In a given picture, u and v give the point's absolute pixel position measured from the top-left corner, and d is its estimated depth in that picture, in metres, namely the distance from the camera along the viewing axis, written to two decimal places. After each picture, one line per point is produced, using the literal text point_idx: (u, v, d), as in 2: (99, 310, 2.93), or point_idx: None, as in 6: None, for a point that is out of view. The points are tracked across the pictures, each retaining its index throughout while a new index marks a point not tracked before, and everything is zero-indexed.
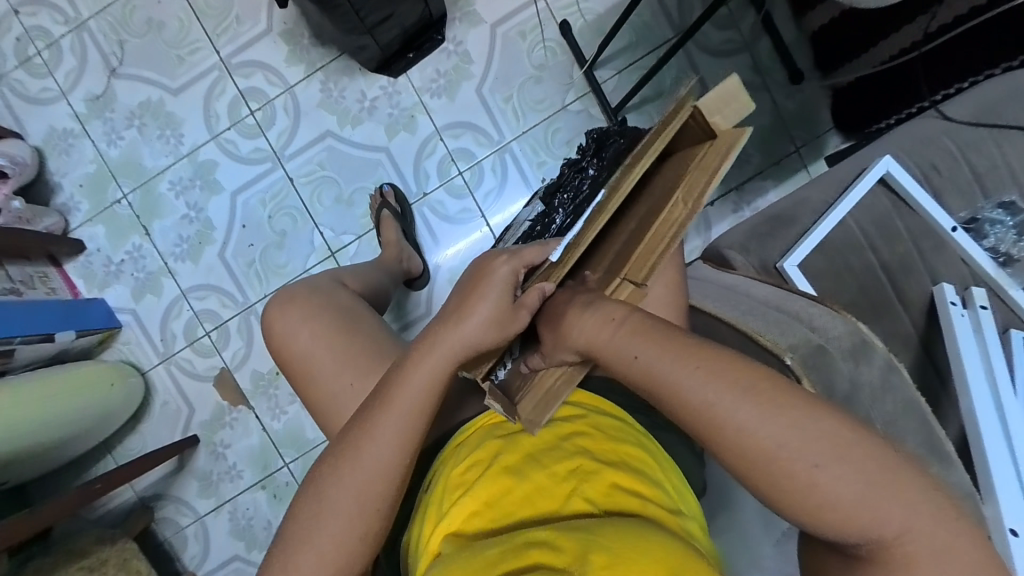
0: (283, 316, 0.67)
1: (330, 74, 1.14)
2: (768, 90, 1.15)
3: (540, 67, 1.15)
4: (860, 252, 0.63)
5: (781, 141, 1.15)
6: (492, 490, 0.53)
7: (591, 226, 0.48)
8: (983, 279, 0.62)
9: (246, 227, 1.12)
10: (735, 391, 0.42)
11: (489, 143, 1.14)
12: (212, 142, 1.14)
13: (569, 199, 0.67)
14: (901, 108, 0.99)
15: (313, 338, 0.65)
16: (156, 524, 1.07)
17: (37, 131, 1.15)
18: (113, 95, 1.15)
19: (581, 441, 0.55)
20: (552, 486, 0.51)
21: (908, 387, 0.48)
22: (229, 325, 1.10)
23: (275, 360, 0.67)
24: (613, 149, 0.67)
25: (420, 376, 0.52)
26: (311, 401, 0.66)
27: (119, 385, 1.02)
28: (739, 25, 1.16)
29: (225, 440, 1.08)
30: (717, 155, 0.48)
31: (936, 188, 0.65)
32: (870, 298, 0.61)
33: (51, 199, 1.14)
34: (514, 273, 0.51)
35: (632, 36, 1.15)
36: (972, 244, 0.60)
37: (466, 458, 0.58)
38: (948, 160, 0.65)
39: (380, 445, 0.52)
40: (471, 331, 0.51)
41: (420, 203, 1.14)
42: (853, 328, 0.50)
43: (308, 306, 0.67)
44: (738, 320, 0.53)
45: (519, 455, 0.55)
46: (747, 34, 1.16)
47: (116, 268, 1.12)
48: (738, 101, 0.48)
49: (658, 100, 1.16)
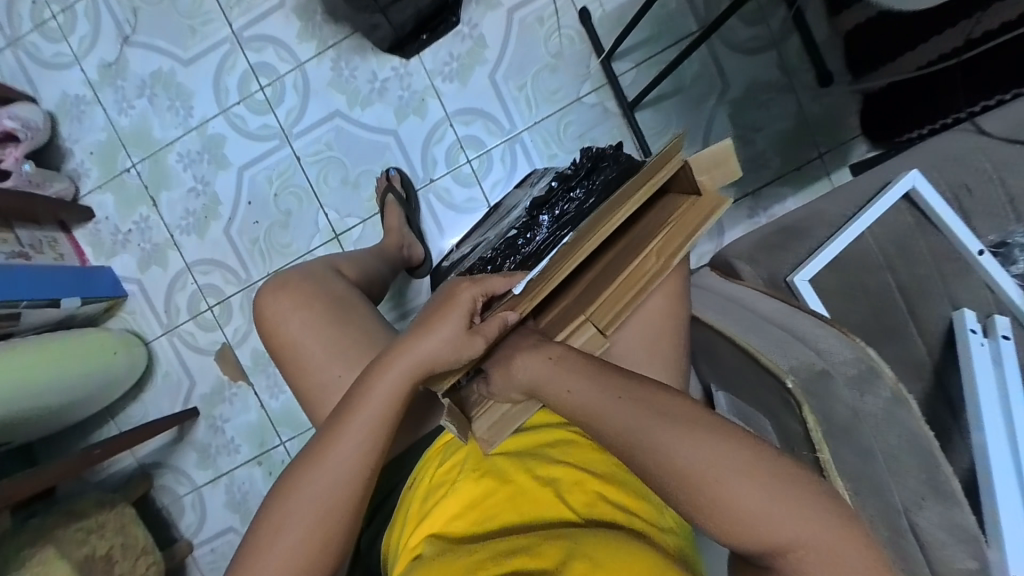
0: (278, 301, 0.66)
1: (342, 53, 1.12)
2: (794, 92, 1.10)
3: (556, 56, 1.11)
4: (877, 272, 0.60)
5: (804, 147, 1.10)
6: (474, 492, 0.52)
7: (563, 265, 0.50)
8: (1008, 308, 0.59)
9: (252, 204, 1.12)
10: (658, 421, 0.44)
11: (499, 133, 1.12)
12: (221, 116, 1.13)
13: (554, 216, 0.68)
14: (935, 118, 0.92)
15: (305, 327, 0.65)
16: (155, 490, 1.10)
17: (50, 96, 1.15)
18: (125, 64, 1.14)
19: (569, 449, 0.55)
20: (535, 491, 0.51)
21: (916, 419, 0.46)
22: (231, 301, 1.11)
23: (267, 344, 0.67)
24: (603, 177, 0.67)
25: (381, 388, 0.53)
26: (300, 387, 0.65)
27: (122, 354, 1.03)
28: (769, 21, 1.11)
29: (223, 414, 1.09)
30: (691, 210, 0.54)
31: (965, 209, 0.61)
32: (883, 320, 0.59)
33: (62, 164, 1.15)
34: (473, 300, 0.54)
35: (654, 27, 1.11)
36: (999, 270, 0.56)
37: (450, 456, 0.57)
38: (980, 178, 0.61)
39: (340, 459, 0.52)
40: (430, 351, 0.53)
41: (426, 189, 1.13)
42: (861, 353, 0.48)
43: (304, 292, 0.67)
44: (740, 336, 0.51)
45: (505, 458, 0.55)
46: (776, 31, 1.11)
47: (123, 237, 1.13)
48: (727, 167, 0.53)
49: (677, 96, 1.12)
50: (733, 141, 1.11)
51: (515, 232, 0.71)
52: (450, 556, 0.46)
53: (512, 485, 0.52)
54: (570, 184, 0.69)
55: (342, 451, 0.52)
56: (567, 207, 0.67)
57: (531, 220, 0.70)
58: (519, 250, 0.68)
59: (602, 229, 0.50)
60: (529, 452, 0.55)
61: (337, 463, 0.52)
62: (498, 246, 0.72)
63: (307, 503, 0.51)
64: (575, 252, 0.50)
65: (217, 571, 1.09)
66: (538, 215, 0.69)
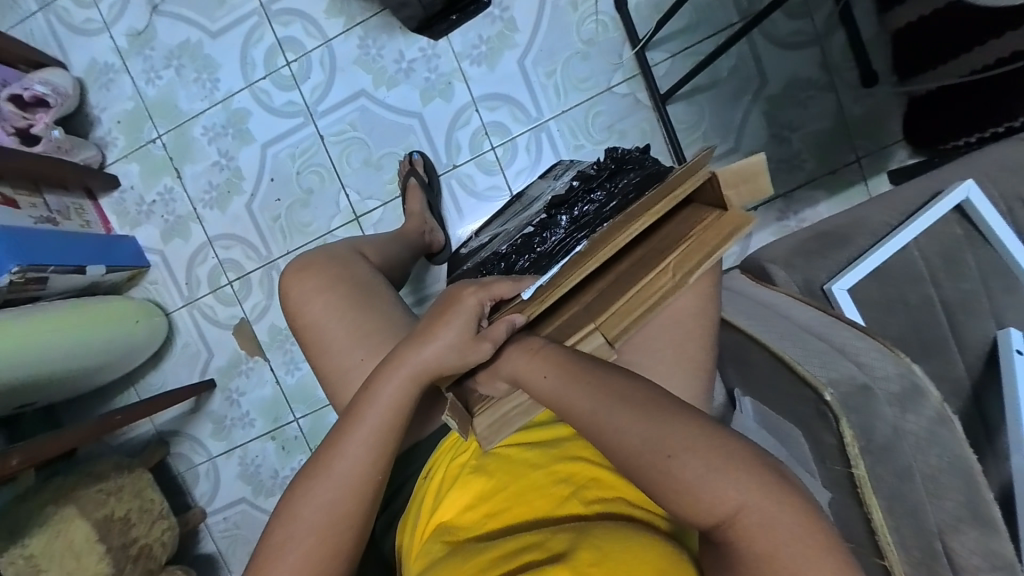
0: (302, 281, 0.66)
1: (369, 31, 1.10)
2: (835, 91, 1.06)
3: (588, 42, 1.08)
4: (919, 285, 0.58)
5: (842, 150, 1.06)
6: (485, 485, 0.53)
7: (576, 272, 0.49)
8: None
9: (274, 180, 1.12)
10: (616, 402, 0.44)
11: (526, 120, 1.09)
12: (246, 90, 1.13)
13: (573, 216, 0.66)
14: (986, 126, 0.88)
15: (327, 311, 0.65)
16: (171, 458, 1.13)
17: (79, 62, 1.15)
18: (153, 32, 1.14)
19: (581, 443, 0.54)
20: (547, 485, 0.50)
21: (957, 440, 0.44)
22: (251, 277, 1.11)
23: (290, 324, 0.67)
24: (626, 180, 0.65)
25: (386, 392, 0.53)
26: (321, 368, 0.66)
27: (144, 323, 1.05)
28: (814, 15, 1.06)
29: (239, 388, 1.11)
30: (714, 227, 0.52)
31: None
32: (922, 336, 0.57)
33: (89, 132, 1.15)
34: (480, 305, 0.53)
35: (692, 17, 1.06)
36: None
37: (462, 452, 0.57)
38: None
39: (354, 452, 0.53)
40: (435, 355, 0.53)
41: (448, 174, 1.11)
42: (904, 369, 0.46)
43: (328, 273, 0.66)
44: (775, 344, 0.50)
45: (516, 453, 0.54)
46: (821, 26, 1.06)
47: (147, 208, 1.14)
48: (757, 184, 0.51)
49: (712, 90, 1.08)
50: (767, 141, 1.08)
51: (531, 230, 0.69)
52: (462, 553, 0.45)
53: (524, 480, 0.52)
54: (592, 185, 0.68)
55: (350, 451, 0.52)
56: (587, 209, 0.66)
57: (549, 218, 0.69)
58: (533, 249, 0.67)
59: (614, 241, 0.50)
60: (540, 446, 0.55)
61: (348, 459, 0.52)
62: (513, 242, 0.71)
63: (323, 495, 0.51)
64: (586, 263, 0.50)
65: (229, 538, 1.12)
66: (556, 214, 0.68)
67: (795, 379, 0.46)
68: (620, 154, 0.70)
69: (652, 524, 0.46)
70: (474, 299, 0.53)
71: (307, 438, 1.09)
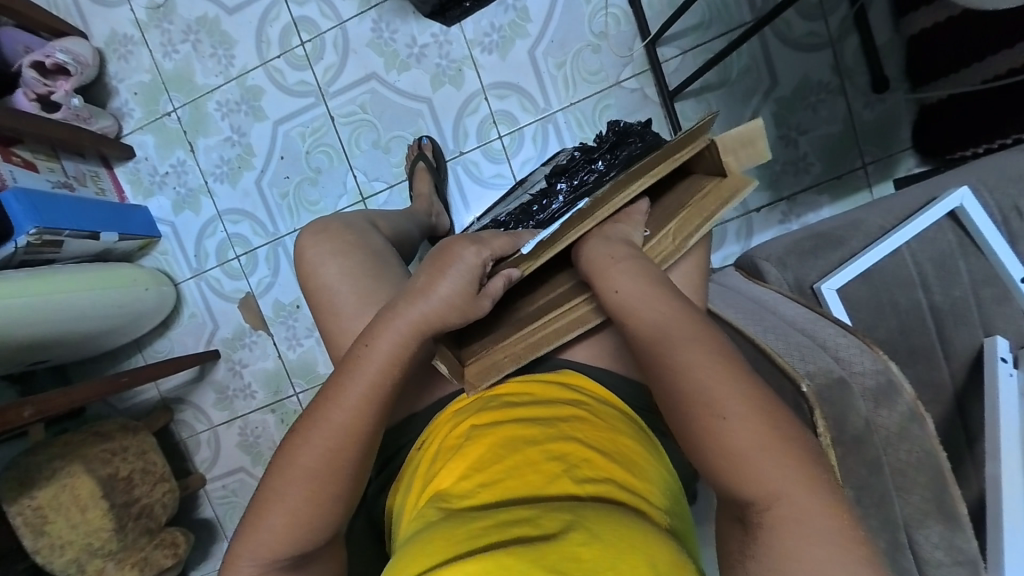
0: (316, 247, 0.69)
1: (384, 14, 1.11)
2: (845, 96, 1.06)
3: (600, 35, 1.08)
4: (910, 290, 0.58)
5: (848, 155, 1.06)
6: (481, 456, 0.53)
7: (569, 229, 0.54)
8: None
9: (284, 158, 1.14)
10: (673, 316, 0.48)
11: (534, 110, 1.10)
12: (261, 68, 1.14)
13: (572, 185, 0.68)
14: (991, 138, 0.88)
15: (332, 275, 0.67)
16: (175, 424, 1.17)
17: (100, 33, 1.17)
18: (173, 6, 1.15)
19: (575, 427, 0.56)
20: (541, 460, 0.51)
21: (930, 438, 0.47)
22: (258, 252, 1.14)
23: (300, 288, 0.69)
24: (628, 152, 0.65)
25: (383, 347, 0.56)
26: (327, 336, 0.68)
27: (154, 291, 1.08)
28: (829, 18, 1.05)
29: (242, 359, 1.14)
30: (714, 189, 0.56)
31: (1013, 233, 0.57)
32: (910, 341, 0.58)
33: (107, 101, 1.18)
34: (482, 261, 0.57)
35: (706, 14, 1.06)
36: None
37: (461, 426, 0.59)
38: None
39: (348, 407, 0.55)
40: (433, 308, 0.56)
41: (455, 160, 1.13)
42: (882, 366, 0.48)
43: (341, 243, 0.69)
44: (758, 336, 0.52)
45: (512, 431, 0.55)
46: (835, 29, 1.05)
47: (160, 178, 1.17)
48: (755, 149, 0.55)
49: (721, 89, 1.08)
50: (774, 142, 1.08)
51: (531, 199, 0.71)
52: (455, 519, 0.45)
53: (519, 455, 0.53)
54: (593, 156, 0.68)
55: (345, 403, 0.55)
56: (587, 178, 0.66)
57: (549, 187, 0.71)
58: (532, 217, 0.69)
59: (615, 198, 0.54)
60: (535, 423, 0.56)
61: (346, 410, 0.54)
62: (513, 212, 0.73)
63: (320, 442, 0.54)
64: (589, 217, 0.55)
65: (227, 505, 1.16)
66: (556, 183, 0.69)
67: (776, 370, 0.49)
68: (622, 127, 0.70)
69: (639, 510, 0.47)
70: (477, 251, 0.57)
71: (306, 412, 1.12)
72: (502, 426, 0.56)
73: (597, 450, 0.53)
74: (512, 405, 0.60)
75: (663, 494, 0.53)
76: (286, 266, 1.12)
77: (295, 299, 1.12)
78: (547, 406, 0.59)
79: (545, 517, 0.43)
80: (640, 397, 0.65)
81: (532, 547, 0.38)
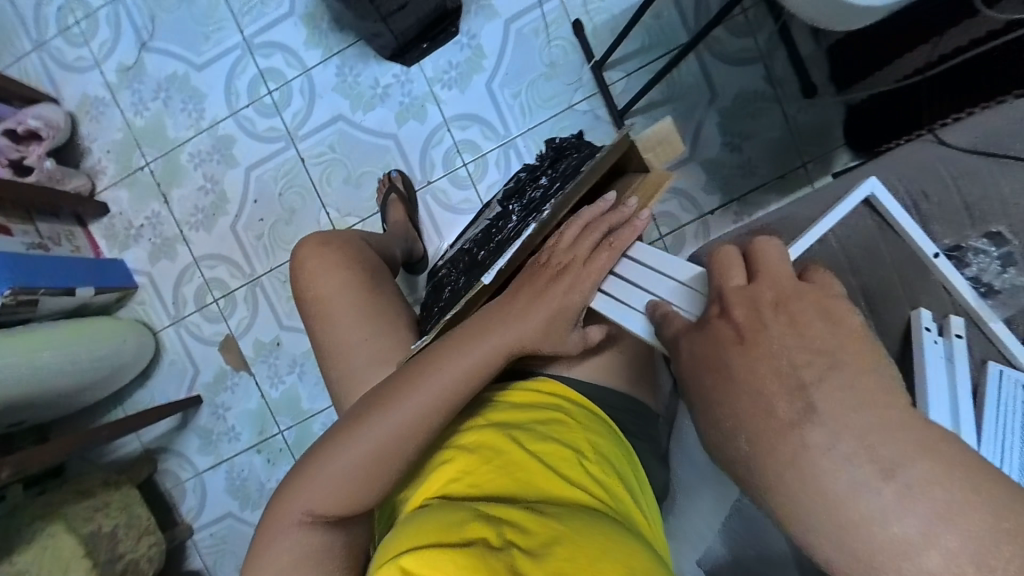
0: (316, 261, 0.70)
1: (347, 60, 1.18)
2: (780, 103, 1.14)
3: (551, 65, 1.16)
4: (841, 274, 0.63)
5: (790, 156, 1.14)
6: (470, 460, 0.55)
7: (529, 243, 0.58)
8: (963, 309, 0.60)
9: (257, 201, 1.17)
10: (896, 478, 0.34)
11: (495, 137, 1.16)
12: (231, 117, 1.19)
13: (523, 204, 0.71)
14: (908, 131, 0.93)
15: (315, 299, 0.69)
16: (158, 475, 1.15)
17: (72, 96, 1.21)
18: (143, 67, 1.21)
19: (559, 430, 0.57)
20: (525, 467, 0.53)
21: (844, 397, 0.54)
22: (236, 294, 1.15)
23: (299, 305, 0.71)
24: (567, 163, 0.70)
25: (435, 381, 0.56)
26: (322, 359, 0.69)
27: (132, 341, 1.08)
28: (756, 35, 1.15)
29: (225, 402, 1.14)
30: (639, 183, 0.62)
31: (924, 217, 0.62)
32: None
33: (81, 161, 1.21)
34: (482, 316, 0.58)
35: (646, 38, 1.15)
36: (955, 272, 0.59)
37: (451, 429, 0.60)
38: (938, 187, 0.62)
39: (384, 432, 0.55)
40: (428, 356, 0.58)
41: (424, 189, 1.17)
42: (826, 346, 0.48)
43: (338, 260, 0.71)
44: None
45: (499, 433, 0.57)
46: (763, 44, 1.15)
47: (136, 231, 1.19)
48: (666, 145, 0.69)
49: (667, 105, 1.16)
50: (722, 149, 1.15)
51: (490, 224, 0.75)
52: (443, 514, 0.46)
53: (505, 458, 0.54)
54: (538, 174, 0.73)
55: (381, 428, 0.55)
56: (535, 194, 0.70)
57: (504, 210, 0.74)
58: (492, 241, 0.71)
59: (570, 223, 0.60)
60: (520, 425, 0.58)
61: (380, 439, 0.55)
62: (475, 239, 0.77)
63: (316, 487, 0.55)
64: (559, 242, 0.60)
65: (216, 554, 1.13)
66: (510, 206, 0.73)
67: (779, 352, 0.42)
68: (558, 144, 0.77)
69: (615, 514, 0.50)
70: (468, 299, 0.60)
71: (292, 449, 1.11)
72: (488, 429, 0.58)
73: (576, 456, 0.55)
74: (500, 409, 0.61)
75: (640, 499, 0.56)
76: (264, 306, 1.14)
77: (276, 335, 1.13)
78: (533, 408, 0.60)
79: (526, 517, 0.44)
80: (627, 402, 0.64)
81: (514, 553, 0.40)
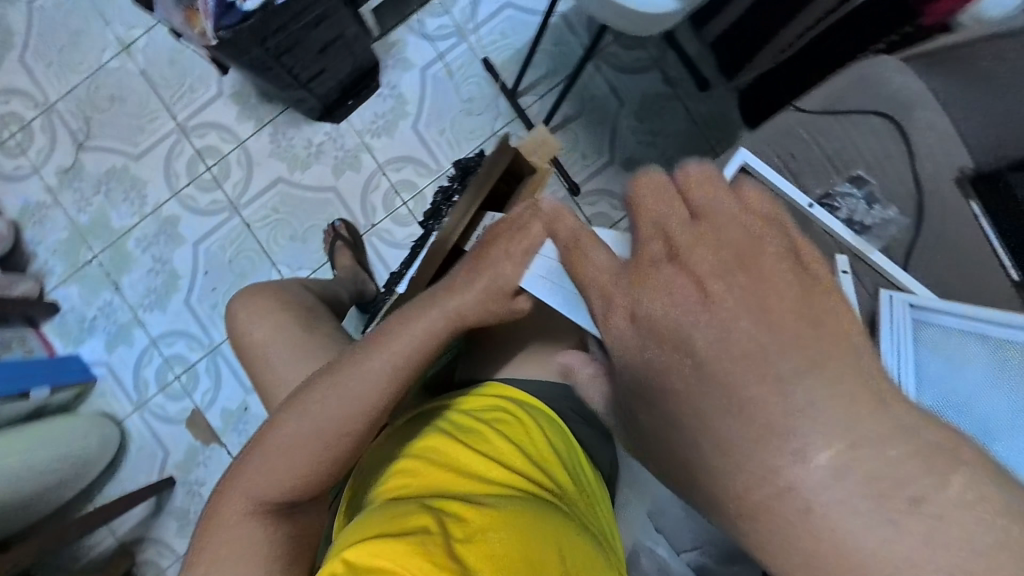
0: (254, 313, 0.73)
1: (278, 127, 1.25)
2: (681, 99, 1.25)
3: (469, 100, 1.25)
4: None
5: (700, 144, 1.24)
6: (416, 465, 0.54)
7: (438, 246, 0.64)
8: (845, 246, 0.66)
9: (208, 272, 1.20)
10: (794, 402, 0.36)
11: (429, 173, 1.23)
12: (173, 198, 1.23)
13: None
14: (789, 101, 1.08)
15: (258, 349, 0.72)
16: (137, 569, 1.10)
17: (14, 205, 1.24)
18: (82, 166, 1.25)
19: (509, 436, 0.56)
20: (467, 460, 0.54)
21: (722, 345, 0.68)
22: (197, 366, 1.16)
23: (245, 359, 0.73)
24: None
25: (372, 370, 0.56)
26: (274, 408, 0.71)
27: (95, 434, 1.06)
28: (646, 44, 1.27)
29: (199, 478, 1.12)
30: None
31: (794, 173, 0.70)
32: None
33: (27, 265, 1.22)
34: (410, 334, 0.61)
35: (551, 63, 1.26)
36: (829, 218, 0.66)
37: (400, 434, 0.58)
38: (801, 146, 0.70)
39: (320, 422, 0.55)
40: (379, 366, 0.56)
41: (369, 233, 1.22)
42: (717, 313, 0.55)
43: (277, 309, 0.74)
44: None
45: (447, 440, 0.55)
46: (654, 51, 1.26)
47: (90, 323, 1.19)
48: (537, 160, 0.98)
49: (581, 117, 1.26)
50: (638, 148, 1.25)
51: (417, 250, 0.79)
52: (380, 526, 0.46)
53: (449, 457, 0.55)
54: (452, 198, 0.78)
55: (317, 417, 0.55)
56: None
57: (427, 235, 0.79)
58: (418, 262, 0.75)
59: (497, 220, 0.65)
60: (464, 416, 0.58)
61: (316, 427, 0.55)
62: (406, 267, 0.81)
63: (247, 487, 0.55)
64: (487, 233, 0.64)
65: None
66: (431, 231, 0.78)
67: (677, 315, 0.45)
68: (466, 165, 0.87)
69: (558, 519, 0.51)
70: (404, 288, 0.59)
71: None
72: (436, 435, 0.56)
73: (517, 445, 0.56)
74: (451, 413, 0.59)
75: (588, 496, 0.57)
76: (227, 373, 1.15)
77: (242, 400, 1.13)
78: (485, 411, 0.58)
79: (461, 514, 0.47)
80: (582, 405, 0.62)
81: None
